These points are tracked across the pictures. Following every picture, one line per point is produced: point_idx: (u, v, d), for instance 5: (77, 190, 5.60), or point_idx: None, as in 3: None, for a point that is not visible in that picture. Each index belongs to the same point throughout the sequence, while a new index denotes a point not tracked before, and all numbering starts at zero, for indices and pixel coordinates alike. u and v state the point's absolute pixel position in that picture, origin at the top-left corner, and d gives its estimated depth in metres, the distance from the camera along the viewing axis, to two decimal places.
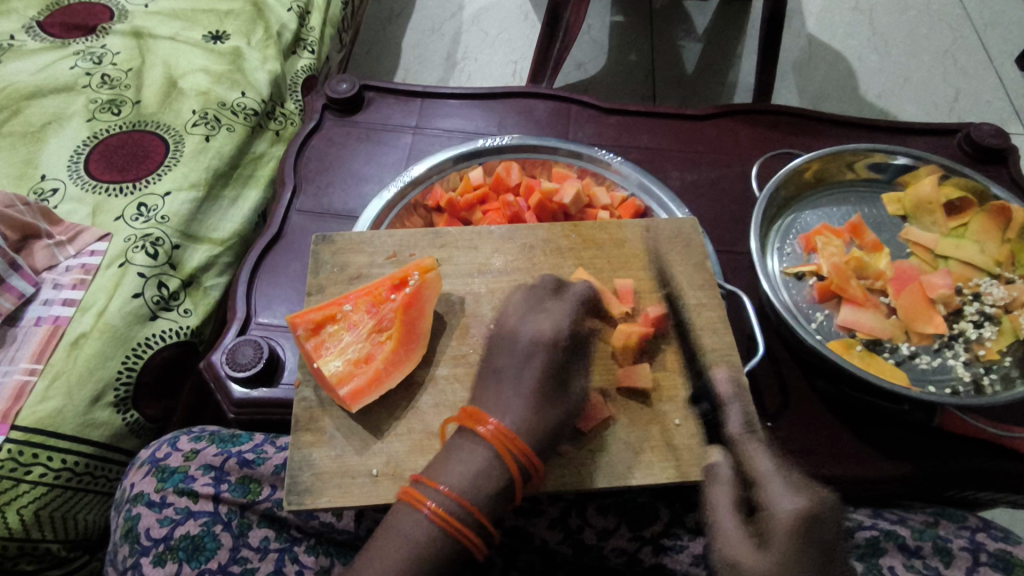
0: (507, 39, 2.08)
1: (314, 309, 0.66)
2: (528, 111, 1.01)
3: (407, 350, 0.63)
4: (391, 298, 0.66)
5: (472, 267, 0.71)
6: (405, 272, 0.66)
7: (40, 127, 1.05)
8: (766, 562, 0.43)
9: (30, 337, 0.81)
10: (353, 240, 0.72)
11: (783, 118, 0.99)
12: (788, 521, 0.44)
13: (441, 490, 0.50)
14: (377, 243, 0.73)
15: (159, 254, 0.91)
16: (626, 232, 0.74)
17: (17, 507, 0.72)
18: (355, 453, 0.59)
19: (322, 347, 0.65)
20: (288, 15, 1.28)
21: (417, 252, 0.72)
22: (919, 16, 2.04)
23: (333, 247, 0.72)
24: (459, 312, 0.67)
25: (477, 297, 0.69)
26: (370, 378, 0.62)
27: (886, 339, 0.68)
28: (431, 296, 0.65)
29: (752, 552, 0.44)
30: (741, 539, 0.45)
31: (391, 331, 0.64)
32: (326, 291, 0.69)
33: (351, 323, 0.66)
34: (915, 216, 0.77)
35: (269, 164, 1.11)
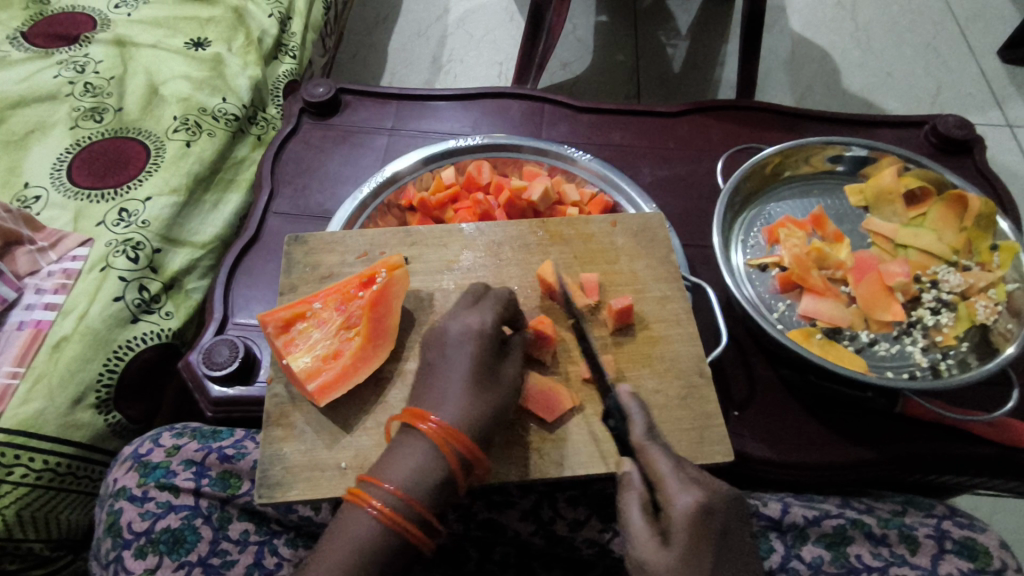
0: (492, 41, 2.10)
1: (283, 308, 0.67)
2: (502, 111, 1.03)
3: (375, 346, 0.64)
4: (359, 296, 0.67)
5: (441, 264, 0.72)
6: (373, 269, 0.68)
7: (24, 135, 1.07)
8: (669, 560, 0.47)
9: (12, 341, 0.82)
10: (325, 240, 0.74)
11: (753, 114, 1.01)
12: (685, 518, 0.48)
13: (385, 489, 0.52)
14: (349, 243, 0.74)
15: (139, 258, 0.93)
16: (593, 227, 0.75)
17: (0, 507, 0.73)
18: (325, 448, 0.61)
19: (291, 344, 0.66)
20: (268, 21, 1.30)
21: (388, 250, 0.73)
22: (900, 11, 2.06)
23: (306, 247, 0.73)
24: (428, 308, 0.69)
25: (446, 294, 0.70)
26: (338, 373, 0.63)
27: (846, 327, 0.70)
28: (398, 292, 0.66)
29: (659, 553, 0.47)
30: (649, 541, 0.49)
31: (358, 327, 0.65)
32: (298, 290, 0.71)
33: (320, 321, 0.67)
34: (876, 206, 0.79)
35: (250, 169, 1.13)
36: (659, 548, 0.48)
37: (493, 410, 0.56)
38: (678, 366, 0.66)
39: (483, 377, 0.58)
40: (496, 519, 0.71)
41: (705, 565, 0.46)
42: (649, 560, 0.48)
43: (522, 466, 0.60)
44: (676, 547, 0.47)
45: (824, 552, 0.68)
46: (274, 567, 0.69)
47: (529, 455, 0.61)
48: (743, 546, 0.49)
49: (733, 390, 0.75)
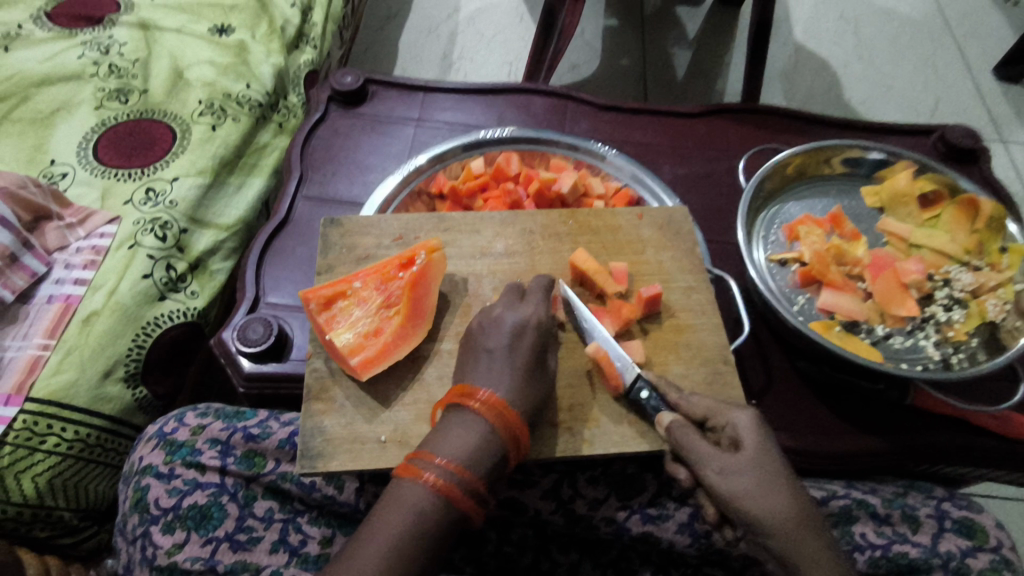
0: (502, 41, 2.13)
1: (325, 286, 0.69)
2: (525, 106, 1.05)
3: (414, 325, 0.66)
4: (399, 276, 0.69)
5: (474, 250, 0.74)
6: (412, 252, 0.70)
7: (48, 114, 1.08)
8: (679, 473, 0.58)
9: (42, 314, 0.83)
10: (361, 223, 0.76)
11: (768, 117, 1.04)
12: (751, 427, 0.56)
13: (439, 462, 0.53)
14: (384, 226, 0.76)
15: (167, 237, 0.94)
16: (620, 219, 0.78)
17: (32, 475, 0.74)
18: (364, 421, 0.63)
19: (333, 321, 0.68)
20: (292, 11, 1.31)
21: (422, 235, 0.75)
22: (901, 26, 2.11)
23: (342, 229, 0.75)
24: (463, 292, 0.71)
25: (480, 278, 0.72)
26: (379, 349, 0.65)
27: (863, 321, 0.73)
28: (436, 274, 0.68)
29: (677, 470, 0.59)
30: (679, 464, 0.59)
31: (398, 306, 0.67)
32: (336, 271, 0.73)
33: (360, 299, 0.69)
34: (891, 208, 0.82)
35: (272, 155, 1.14)
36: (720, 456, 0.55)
37: (532, 392, 0.59)
38: (704, 353, 0.69)
39: (531, 364, 0.60)
40: (518, 498, 0.73)
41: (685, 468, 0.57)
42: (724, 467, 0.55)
43: (554, 443, 0.62)
44: (749, 448, 0.55)
45: (829, 529, 0.69)
46: (298, 544, 0.71)
47: (561, 434, 0.63)
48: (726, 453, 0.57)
49: (749, 379, 0.78)
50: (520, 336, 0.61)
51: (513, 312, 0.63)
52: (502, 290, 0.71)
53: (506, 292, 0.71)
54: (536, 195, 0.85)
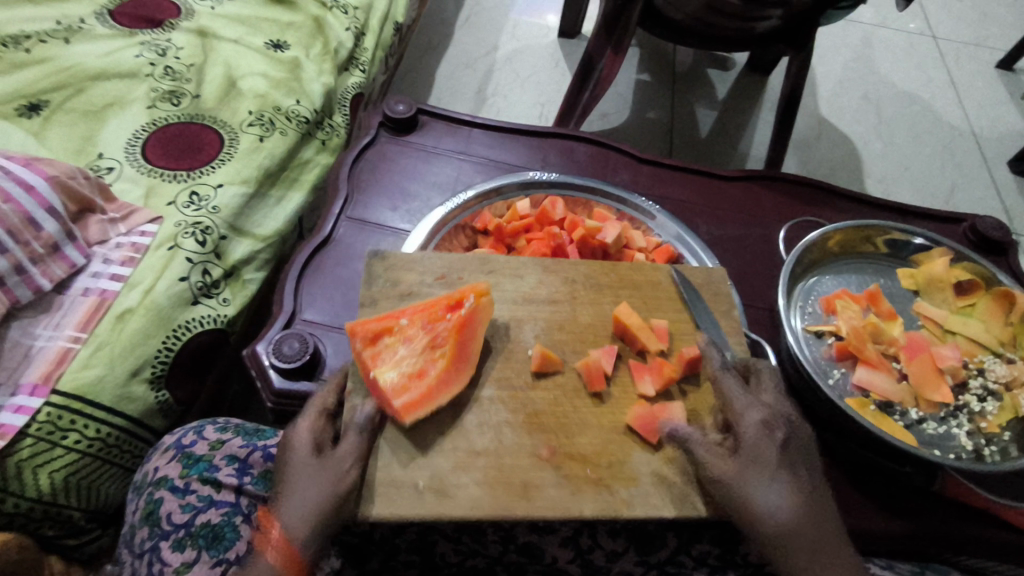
0: (536, 83, 2.20)
1: (374, 320, 0.69)
2: (568, 152, 1.07)
3: (458, 370, 0.66)
4: (446, 318, 0.70)
5: (516, 295, 0.75)
6: (461, 294, 0.71)
7: (101, 108, 1.09)
8: (735, 462, 0.60)
9: (76, 306, 0.82)
10: (405, 258, 0.76)
11: (803, 189, 1.07)
12: (757, 428, 0.61)
13: None
14: (426, 263, 0.76)
15: (207, 243, 0.94)
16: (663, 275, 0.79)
17: (49, 470, 0.72)
18: (399, 454, 0.62)
19: (378, 357, 0.67)
20: (345, 34, 1.34)
21: (464, 275, 0.76)
22: (921, 112, 2.20)
23: (386, 262, 0.75)
24: (503, 336, 0.71)
25: (521, 324, 0.72)
26: (424, 392, 0.64)
27: (897, 402, 0.74)
28: (481, 320, 0.69)
29: (727, 459, 0.61)
30: (718, 450, 0.62)
31: (444, 349, 0.67)
32: (378, 304, 0.72)
33: (406, 337, 0.69)
34: (927, 292, 0.83)
35: (312, 171, 1.17)
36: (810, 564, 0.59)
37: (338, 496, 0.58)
38: None
39: (320, 472, 0.59)
40: (535, 543, 0.72)
41: (768, 462, 0.60)
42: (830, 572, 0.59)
43: (591, 501, 0.62)
44: (744, 448, 0.60)
45: None
46: None
47: (598, 493, 0.62)
48: (796, 455, 0.62)
49: None
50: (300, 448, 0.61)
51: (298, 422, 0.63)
52: (543, 339, 0.71)
53: (548, 341, 0.71)
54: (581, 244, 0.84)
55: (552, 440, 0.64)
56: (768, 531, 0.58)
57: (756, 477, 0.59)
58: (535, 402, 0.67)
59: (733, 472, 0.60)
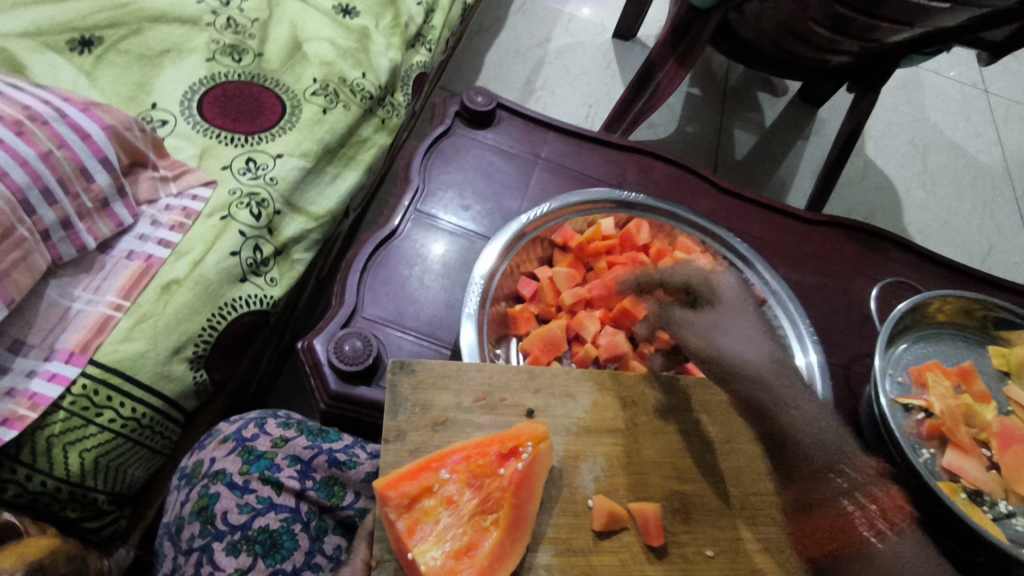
0: (586, 82, 2.13)
1: (406, 479, 0.52)
2: (648, 170, 1.02)
3: (514, 540, 0.52)
4: (498, 471, 0.54)
5: (571, 424, 0.59)
6: (516, 436, 0.55)
7: (157, 53, 1.02)
8: (710, 313, 0.64)
9: (120, 270, 0.76)
10: (438, 373, 0.58)
11: (886, 242, 1.02)
12: (732, 296, 0.67)
13: None
14: (464, 377, 0.59)
15: (261, 217, 0.88)
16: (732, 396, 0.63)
17: (79, 450, 0.67)
18: None
19: (415, 530, 0.52)
20: (417, 8, 1.27)
21: (509, 396, 0.58)
22: (966, 165, 2.17)
23: (415, 380, 0.58)
24: (558, 481, 0.56)
25: (578, 460, 0.57)
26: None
27: (987, 492, 0.69)
28: (541, 472, 0.54)
29: (703, 314, 0.64)
30: (698, 313, 0.64)
31: (497, 515, 0.53)
32: (407, 439, 0.55)
33: (449, 499, 0.53)
34: (1018, 375, 0.79)
35: (371, 150, 1.10)
36: (824, 449, 0.52)
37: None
38: None
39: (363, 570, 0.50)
40: None
41: (738, 312, 0.64)
42: (852, 467, 0.51)
43: None
44: (716, 311, 0.65)
45: None
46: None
47: None
48: (761, 322, 0.63)
49: None
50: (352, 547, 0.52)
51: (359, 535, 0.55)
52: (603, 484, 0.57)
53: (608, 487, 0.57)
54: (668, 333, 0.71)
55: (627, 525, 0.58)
56: (758, 373, 0.57)
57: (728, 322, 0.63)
58: None
59: (709, 320, 0.63)
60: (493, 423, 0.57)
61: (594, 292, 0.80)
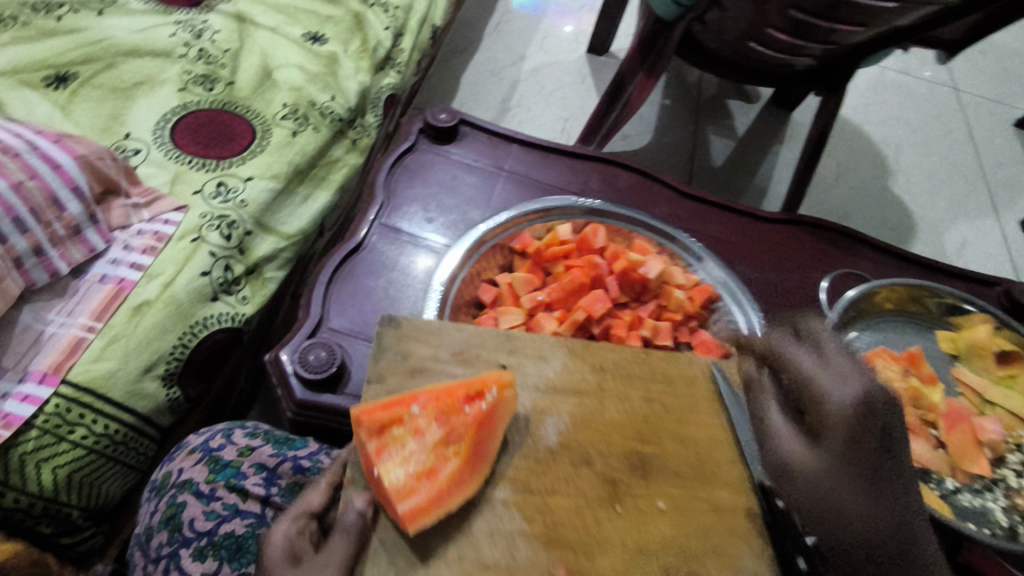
0: (562, 98, 2.18)
1: (378, 406, 0.49)
2: (610, 178, 1.05)
3: (472, 472, 0.48)
4: (464, 409, 0.50)
5: (542, 381, 0.54)
6: (482, 379, 0.51)
7: (131, 86, 1.05)
8: (818, 455, 0.45)
9: (93, 293, 0.79)
10: (421, 326, 0.54)
11: (842, 237, 1.05)
12: (865, 410, 0.44)
13: None
14: (443, 333, 0.55)
15: (231, 237, 0.91)
16: (699, 369, 0.57)
17: (53, 466, 0.69)
18: None
19: (381, 454, 0.48)
20: (385, 33, 1.31)
21: (485, 352, 0.54)
22: (940, 163, 2.21)
23: (399, 331, 0.54)
24: (523, 430, 0.51)
25: (545, 414, 0.52)
26: (432, 501, 0.46)
27: (934, 470, 0.72)
28: (506, 416, 0.50)
29: (805, 452, 0.45)
30: (788, 436, 0.46)
31: (459, 447, 0.49)
32: (385, 384, 0.51)
33: (415, 429, 0.50)
34: (967, 358, 0.82)
35: (341, 171, 1.14)
36: None
37: None
38: None
39: None
40: None
41: (850, 463, 0.44)
42: None
43: None
44: (828, 435, 0.45)
45: None
46: None
47: None
48: (903, 448, 0.45)
49: None
50: None
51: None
52: (568, 437, 0.51)
53: (574, 440, 0.51)
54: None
55: None
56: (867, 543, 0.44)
57: (844, 478, 0.44)
58: None
59: (811, 459, 0.45)
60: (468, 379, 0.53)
61: (552, 294, 0.83)
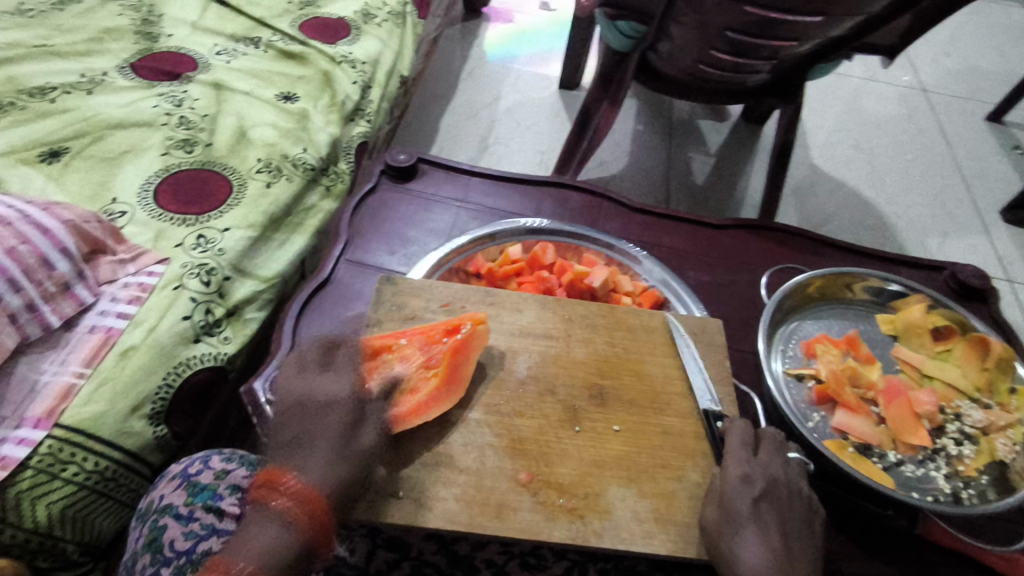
0: (537, 132, 2.28)
1: (375, 338, 0.73)
2: (563, 200, 1.12)
3: (447, 390, 0.68)
4: (442, 341, 0.73)
5: (515, 327, 0.77)
6: (458, 321, 0.74)
7: (117, 155, 1.15)
8: (713, 511, 0.63)
9: (82, 342, 0.85)
10: (415, 285, 0.80)
11: (790, 236, 1.10)
12: (734, 478, 0.64)
13: (237, 567, 0.56)
14: (434, 291, 0.80)
15: (211, 283, 0.99)
16: (648, 319, 0.81)
17: (47, 502, 0.75)
18: (387, 473, 0.64)
19: (374, 371, 0.70)
20: (353, 87, 1.41)
21: (468, 305, 0.79)
22: (914, 161, 2.25)
23: (395, 288, 0.80)
24: (496, 365, 0.73)
25: (516, 354, 0.75)
26: (413, 407, 0.67)
27: (875, 445, 0.75)
28: (477, 345, 0.72)
29: (710, 510, 0.63)
30: (710, 504, 0.64)
31: (436, 369, 0.70)
32: (383, 325, 0.76)
33: (403, 356, 0.72)
34: (905, 337, 0.86)
35: (316, 217, 1.22)
36: None
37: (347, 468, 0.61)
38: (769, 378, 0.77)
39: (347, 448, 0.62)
40: None
41: (739, 511, 0.62)
42: None
43: (564, 532, 0.62)
44: (721, 498, 0.64)
45: None
46: None
47: (572, 523, 0.63)
48: (784, 505, 0.64)
49: None
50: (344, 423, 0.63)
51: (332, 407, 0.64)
52: (536, 370, 0.73)
53: (541, 372, 0.73)
54: (581, 341, 0.77)
55: (531, 466, 0.66)
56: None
57: (730, 525, 0.62)
58: (520, 429, 0.68)
59: (713, 519, 0.63)
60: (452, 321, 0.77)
61: None
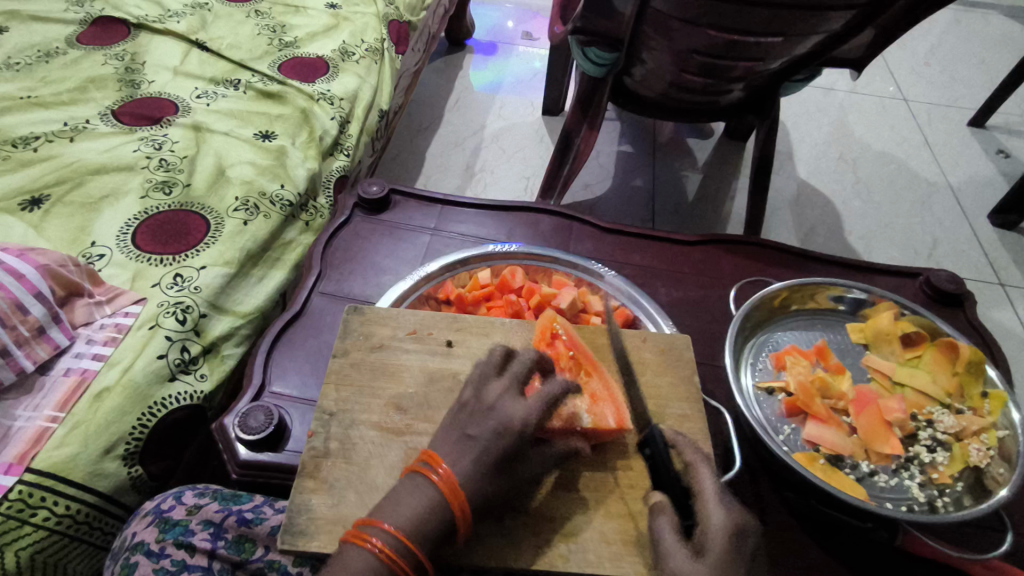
0: (522, 157, 2.30)
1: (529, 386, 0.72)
2: (534, 223, 1.13)
3: (602, 374, 0.75)
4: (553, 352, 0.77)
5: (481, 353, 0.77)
6: (548, 326, 0.79)
7: (98, 199, 1.17)
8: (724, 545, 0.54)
9: (56, 386, 0.86)
10: (381, 315, 0.79)
11: (760, 249, 1.10)
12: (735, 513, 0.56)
13: (386, 528, 0.55)
14: (401, 319, 0.80)
15: (187, 321, 0.99)
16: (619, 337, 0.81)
17: (15, 548, 0.76)
18: (351, 506, 0.63)
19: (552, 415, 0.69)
20: (331, 123, 1.43)
21: (434, 331, 0.78)
22: (898, 169, 2.26)
23: (362, 317, 0.79)
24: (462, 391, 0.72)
25: None
26: (615, 405, 0.70)
27: (847, 456, 0.74)
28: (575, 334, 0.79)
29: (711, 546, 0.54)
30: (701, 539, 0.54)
31: (583, 370, 0.75)
32: (349, 355, 0.75)
33: None
34: (876, 345, 0.86)
35: (296, 251, 1.24)
36: None
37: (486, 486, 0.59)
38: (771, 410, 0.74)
39: (500, 468, 0.59)
40: None
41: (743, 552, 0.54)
42: None
43: (529, 557, 0.61)
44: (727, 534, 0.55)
45: None
46: None
47: (537, 548, 0.62)
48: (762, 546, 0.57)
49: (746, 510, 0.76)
50: (501, 439, 0.59)
51: (503, 410, 0.61)
52: None
53: None
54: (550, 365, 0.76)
55: None
56: None
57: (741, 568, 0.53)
58: None
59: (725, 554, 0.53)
60: (419, 348, 0.76)
61: None
